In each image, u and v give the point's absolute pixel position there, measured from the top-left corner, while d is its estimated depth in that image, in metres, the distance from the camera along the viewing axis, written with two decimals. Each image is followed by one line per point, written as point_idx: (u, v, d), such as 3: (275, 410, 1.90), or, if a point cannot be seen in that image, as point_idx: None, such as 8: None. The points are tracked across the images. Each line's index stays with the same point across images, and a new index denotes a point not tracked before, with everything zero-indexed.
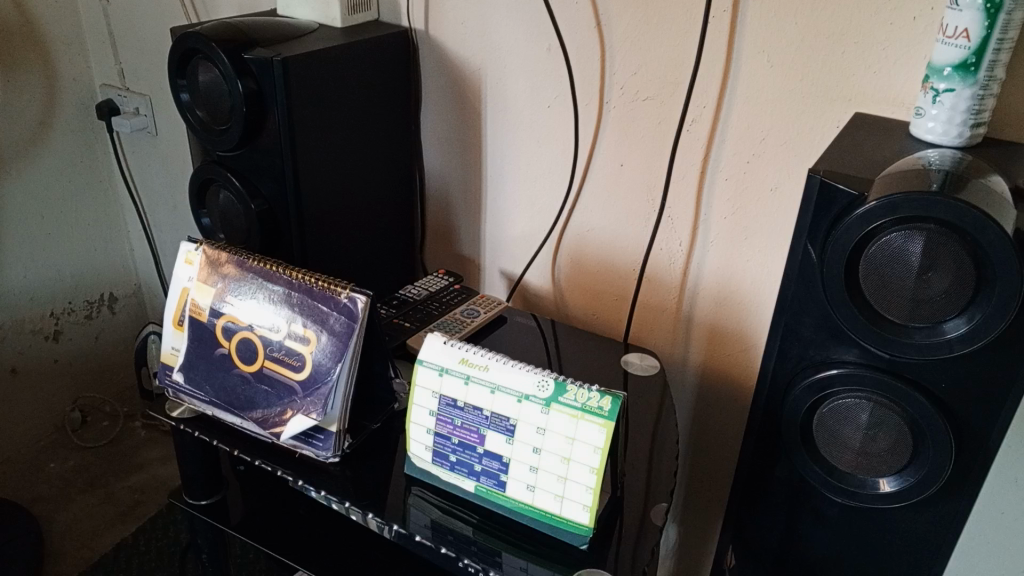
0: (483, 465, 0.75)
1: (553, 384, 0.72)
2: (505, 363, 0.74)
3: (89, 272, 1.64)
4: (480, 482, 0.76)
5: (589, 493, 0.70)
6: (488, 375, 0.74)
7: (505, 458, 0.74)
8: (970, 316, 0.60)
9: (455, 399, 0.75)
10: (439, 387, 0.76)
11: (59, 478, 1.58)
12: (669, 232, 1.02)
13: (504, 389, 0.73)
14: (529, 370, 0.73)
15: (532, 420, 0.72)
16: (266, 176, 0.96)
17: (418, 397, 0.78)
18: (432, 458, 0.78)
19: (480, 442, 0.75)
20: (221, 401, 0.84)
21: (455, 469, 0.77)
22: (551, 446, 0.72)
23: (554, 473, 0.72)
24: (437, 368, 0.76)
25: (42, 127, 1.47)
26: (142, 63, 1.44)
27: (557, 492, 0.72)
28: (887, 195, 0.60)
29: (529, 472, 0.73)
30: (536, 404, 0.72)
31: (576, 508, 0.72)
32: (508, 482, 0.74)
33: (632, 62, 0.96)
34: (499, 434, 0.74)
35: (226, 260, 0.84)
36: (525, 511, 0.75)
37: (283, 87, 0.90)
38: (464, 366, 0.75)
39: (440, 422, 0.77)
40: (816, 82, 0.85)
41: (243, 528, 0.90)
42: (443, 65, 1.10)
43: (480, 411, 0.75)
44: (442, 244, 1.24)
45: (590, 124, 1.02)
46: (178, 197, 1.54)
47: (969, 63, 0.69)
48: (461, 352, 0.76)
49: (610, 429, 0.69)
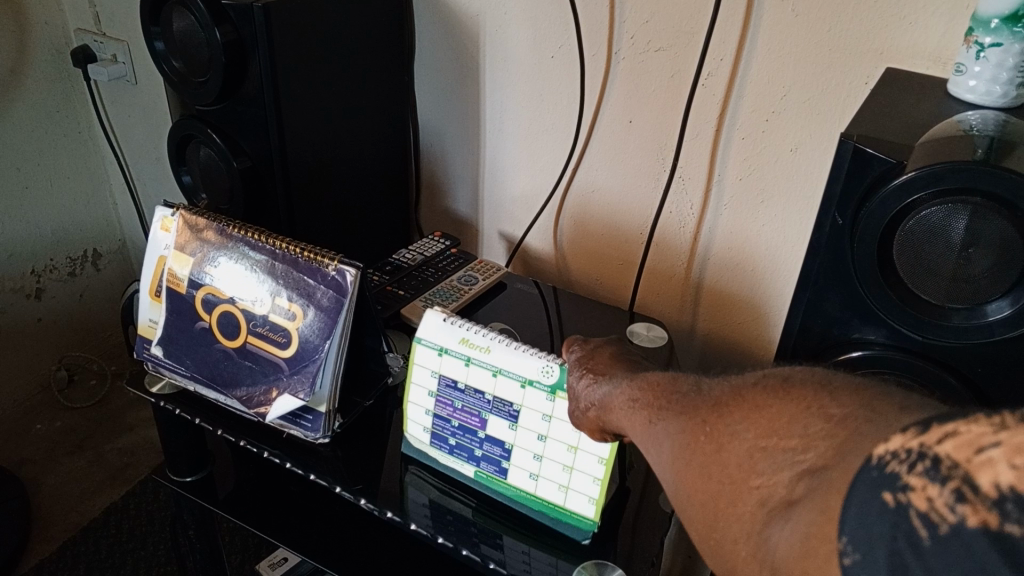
0: (484, 450, 0.71)
1: (557, 370, 0.66)
2: (508, 345, 0.69)
3: (71, 228, 1.58)
4: (480, 467, 0.72)
5: (596, 484, 0.66)
6: (489, 358, 0.69)
7: (506, 444, 0.70)
8: (965, 208, 0.56)
9: (457, 381, 0.71)
10: (439, 367, 0.72)
11: (47, 440, 1.55)
12: (680, 194, 0.96)
13: (506, 373, 0.69)
14: (533, 354, 0.67)
15: (535, 407, 0.68)
16: (249, 133, 0.90)
17: (417, 375, 0.73)
18: (431, 440, 0.75)
19: (482, 426, 0.71)
20: (203, 376, 0.79)
21: (455, 452, 0.73)
22: (558, 434, 0.67)
23: (559, 462, 0.68)
24: (436, 348, 0.71)
25: (15, 76, 1.38)
26: (119, 7, 1.35)
27: (562, 483, 0.68)
28: (928, 164, 0.56)
29: (532, 460, 0.69)
30: (540, 390, 0.67)
31: (580, 500, 0.68)
32: (510, 469, 0.70)
33: (644, 10, 0.88)
34: (502, 419, 0.70)
35: (206, 225, 0.78)
36: (526, 499, 0.71)
37: (264, 36, 0.82)
38: (465, 347, 0.70)
39: (439, 404, 0.73)
40: (843, 35, 0.78)
41: (230, 504, 0.86)
42: (439, 13, 1.02)
43: (482, 395, 0.70)
44: (438, 203, 1.18)
45: (597, 77, 0.95)
46: (161, 149, 1.47)
47: (1020, 15, 0.62)
48: (462, 330, 0.71)
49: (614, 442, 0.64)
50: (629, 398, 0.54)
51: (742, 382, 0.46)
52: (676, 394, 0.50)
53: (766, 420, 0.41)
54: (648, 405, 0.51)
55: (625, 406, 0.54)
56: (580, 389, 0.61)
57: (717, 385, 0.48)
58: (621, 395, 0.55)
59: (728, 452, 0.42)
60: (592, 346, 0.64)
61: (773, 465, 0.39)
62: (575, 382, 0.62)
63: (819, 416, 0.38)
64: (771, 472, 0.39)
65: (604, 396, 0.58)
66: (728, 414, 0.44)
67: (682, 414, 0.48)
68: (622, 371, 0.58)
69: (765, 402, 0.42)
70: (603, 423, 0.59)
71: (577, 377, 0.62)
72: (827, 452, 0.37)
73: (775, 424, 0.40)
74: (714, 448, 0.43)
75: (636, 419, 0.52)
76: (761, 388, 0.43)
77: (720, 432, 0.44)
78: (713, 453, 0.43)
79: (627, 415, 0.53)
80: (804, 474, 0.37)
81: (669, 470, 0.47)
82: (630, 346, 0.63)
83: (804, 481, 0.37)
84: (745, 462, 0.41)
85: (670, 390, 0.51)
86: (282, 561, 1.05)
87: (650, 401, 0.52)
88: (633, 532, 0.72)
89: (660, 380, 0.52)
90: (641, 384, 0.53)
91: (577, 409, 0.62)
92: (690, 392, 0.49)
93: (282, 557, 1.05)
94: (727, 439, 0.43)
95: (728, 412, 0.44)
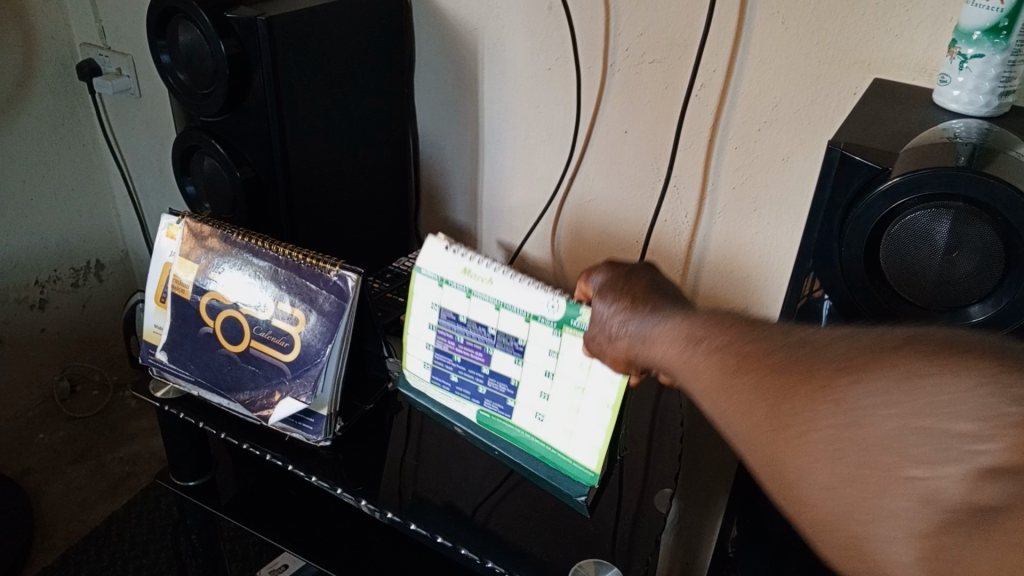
0: (489, 387, 0.77)
1: (563, 306, 0.70)
2: (509, 277, 0.72)
3: (75, 239, 1.59)
4: (484, 405, 0.78)
5: (601, 431, 0.71)
6: (492, 290, 0.73)
7: (512, 380, 0.75)
8: (954, 214, 0.57)
9: (458, 314, 0.76)
10: (440, 299, 0.77)
11: (49, 450, 1.56)
12: (675, 202, 0.98)
13: (509, 306, 0.73)
14: (538, 289, 0.71)
15: (542, 341, 0.72)
16: (252, 143, 0.91)
17: (418, 306, 0.78)
18: (432, 376, 0.81)
19: (486, 361, 0.76)
20: (206, 380, 0.80)
21: (456, 388, 0.80)
22: (565, 371, 0.72)
23: (565, 404, 0.72)
24: (437, 279, 0.76)
25: (21, 89, 1.40)
26: (123, 22, 1.38)
27: (566, 425, 0.73)
28: (913, 170, 0.58)
29: (539, 399, 0.74)
30: (546, 325, 0.71)
31: (584, 449, 0.72)
32: (516, 408, 0.76)
33: (638, 23, 0.90)
34: (508, 354, 0.74)
35: (210, 232, 0.80)
36: (526, 439, 0.76)
37: (269, 50, 0.85)
38: (467, 278, 0.74)
39: (441, 337, 0.78)
40: (833, 48, 0.80)
41: (232, 509, 0.87)
42: (439, 26, 1.04)
43: (486, 329, 0.75)
44: (437, 212, 1.20)
45: (593, 88, 0.97)
46: (164, 161, 1.49)
47: (1001, 27, 0.64)
48: (464, 261, 0.75)
49: (620, 383, 0.69)
50: (695, 332, 0.54)
51: (879, 345, 0.42)
52: (763, 350, 0.47)
53: (920, 397, 0.38)
54: (728, 354, 0.49)
55: (655, 343, 0.58)
56: (614, 325, 0.63)
57: (805, 344, 0.45)
58: (650, 326, 0.59)
59: (866, 430, 0.39)
60: (620, 284, 0.65)
61: (940, 454, 0.36)
62: (600, 312, 0.65)
63: (1004, 397, 0.36)
64: (938, 463, 0.36)
65: (634, 330, 0.61)
66: (864, 380, 0.40)
67: (775, 371, 0.45)
68: (652, 299, 0.61)
69: (845, 365, 0.42)
70: (636, 355, 0.62)
71: (601, 307, 0.65)
72: (1019, 448, 0.35)
73: (932, 405, 0.37)
74: (848, 422, 0.39)
75: (711, 368, 0.50)
76: (905, 353, 0.40)
77: (853, 400, 0.40)
78: (844, 427, 0.39)
79: (682, 358, 0.53)
80: (989, 471, 0.35)
81: (758, 439, 0.44)
82: (651, 272, 0.66)
83: (992, 480, 0.35)
84: (893, 444, 0.37)
85: (755, 344, 0.48)
86: (283, 567, 1.06)
87: (720, 354, 0.50)
88: (628, 532, 0.73)
89: (738, 327, 0.51)
90: (686, 326, 0.55)
91: (605, 341, 0.65)
92: (775, 348, 0.47)
93: (283, 563, 1.06)
94: (866, 413, 0.39)
95: (863, 378, 0.40)
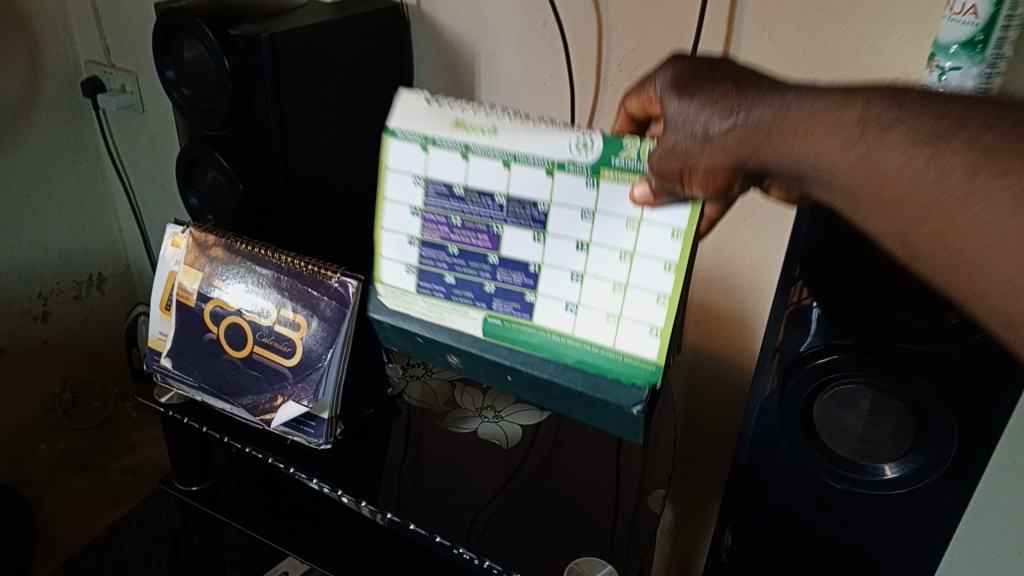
0: (500, 279, 0.62)
1: (594, 144, 0.55)
2: (520, 121, 0.57)
3: (78, 253, 1.62)
4: (493, 310, 0.63)
5: (660, 305, 0.57)
6: (498, 142, 0.58)
7: (530, 265, 0.60)
8: None
9: (453, 187, 0.60)
10: (426, 169, 0.61)
11: (50, 461, 1.57)
12: None
13: (523, 159, 0.57)
14: (559, 129, 0.56)
15: (570, 201, 0.57)
16: (255, 155, 0.93)
17: (397, 184, 0.62)
18: (420, 282, 0.65)
19: (495, 248, 0.61)
20: (210, 385, 0.82)
21: (455, 291, 0.64)
22: (602, 237, 0.57)
23: (607, 282, 0.58)
24: (420, 140, 0.60)
25: (26, 105, 1.43)
26: (127, 39, 1.40)
27: (611, 309, 0.59)
28: None
29: (570, 283, 0.60)
30: (575, 174, 0.56)
31: (638, 334, 0.59)
32: (537, 303, 0.61)
33: (630, 38, 0.93)
34: (524, 229, 0.59)
35: (214, 242, 0.82)
36: (552, 342, 0.62)
37: (271, 64, 0.87)
38: (460, 132, 0.59)
39: (430, 225, 0.63)
40: (818, 61, 0.83)
41: (235, 513, 0.88)
42: (437, 41, 1.07)
43: (493, 201, 0.59)
44: None
45: (586, 101, 1.00)
46: (166, 176, 1.52)
47: (977, 41, 0.67)
48: (453, 113, 0.59)
49: (684, 235, 0.55)
50: (848, 122, 0.48)
51: None
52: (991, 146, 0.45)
53: None
54: (932, 150, 0.46)
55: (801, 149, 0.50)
56: (711, 119, 0.52)
57: None
58: (781, 125, 0.50)
59: None
60: (706, 76, 0.55)
61: None
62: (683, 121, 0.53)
63: None
64: None
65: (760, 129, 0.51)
66: None
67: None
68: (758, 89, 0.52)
69: None
70: (750, 150, 0.52)
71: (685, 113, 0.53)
72: None
73: None
74: None
75: (905, 171, 0.47)
76: None
77: None
78: None
79: (856, 162, 0.48)
80: None
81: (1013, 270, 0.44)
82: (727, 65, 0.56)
83: None
84: None
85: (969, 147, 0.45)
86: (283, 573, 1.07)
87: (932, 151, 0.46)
88: (623, 531, 0.75)
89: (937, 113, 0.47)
90: (840, 108, 0.49)
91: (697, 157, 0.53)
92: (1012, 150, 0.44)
93: (283, 570, 1.07)
94: None
95: None
